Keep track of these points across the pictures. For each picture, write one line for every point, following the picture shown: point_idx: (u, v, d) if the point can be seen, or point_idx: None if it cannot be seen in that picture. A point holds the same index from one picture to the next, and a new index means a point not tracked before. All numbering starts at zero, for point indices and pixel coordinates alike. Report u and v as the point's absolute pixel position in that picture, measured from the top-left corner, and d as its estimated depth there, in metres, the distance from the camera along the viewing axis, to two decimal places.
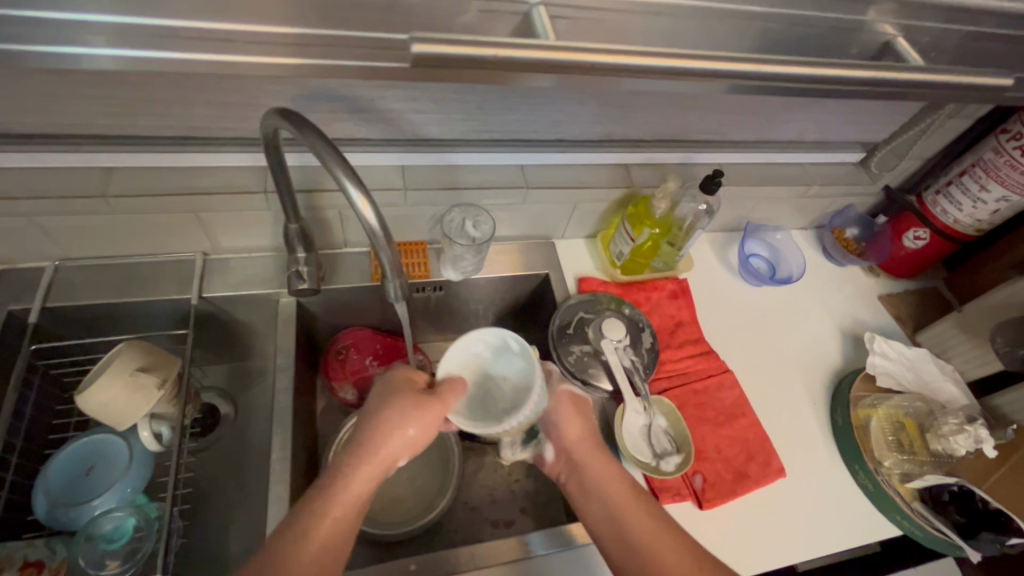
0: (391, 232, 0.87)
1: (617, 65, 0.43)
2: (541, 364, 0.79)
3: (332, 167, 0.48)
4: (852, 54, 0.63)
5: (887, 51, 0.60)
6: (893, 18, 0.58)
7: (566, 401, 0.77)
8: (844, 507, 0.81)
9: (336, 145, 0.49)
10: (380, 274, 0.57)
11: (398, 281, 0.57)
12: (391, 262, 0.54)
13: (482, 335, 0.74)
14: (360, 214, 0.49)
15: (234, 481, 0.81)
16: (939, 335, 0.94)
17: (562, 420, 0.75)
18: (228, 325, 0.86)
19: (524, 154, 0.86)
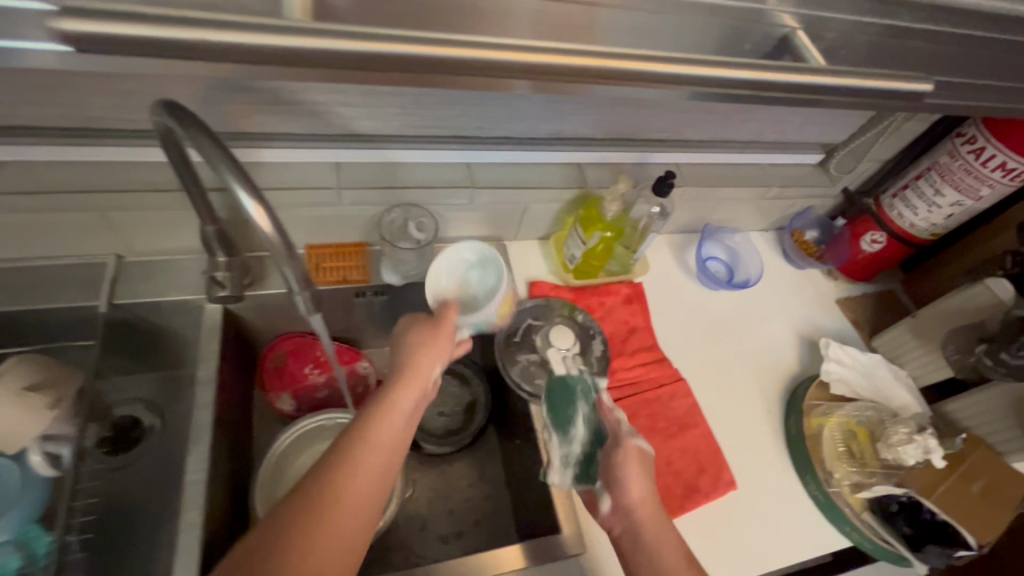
0: (327, 233, 0.81)
1: (521, 66, 0.42)
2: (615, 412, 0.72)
3: (223, 172, 0.43)
4: (745, 49, 0.59)
5: (785, 45, 0.56)
6: (792, 9, 0.56)
7: (638, 460, 0.67)
8: (798, 519, 0.79)
9: (227, 147, 0.44)
10: (286, 286, 0.54)
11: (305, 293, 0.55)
12: (294, 273, 0.51)
13: (451, 252, 0.79)
14: (255, 225, 0.45)
15: (151, 503, 0.75)
16: (893, 341, 0.93)
17: (630, 477, 0.65)
18: (147, 333, 0.79)
19: (470, 152, 0.81)
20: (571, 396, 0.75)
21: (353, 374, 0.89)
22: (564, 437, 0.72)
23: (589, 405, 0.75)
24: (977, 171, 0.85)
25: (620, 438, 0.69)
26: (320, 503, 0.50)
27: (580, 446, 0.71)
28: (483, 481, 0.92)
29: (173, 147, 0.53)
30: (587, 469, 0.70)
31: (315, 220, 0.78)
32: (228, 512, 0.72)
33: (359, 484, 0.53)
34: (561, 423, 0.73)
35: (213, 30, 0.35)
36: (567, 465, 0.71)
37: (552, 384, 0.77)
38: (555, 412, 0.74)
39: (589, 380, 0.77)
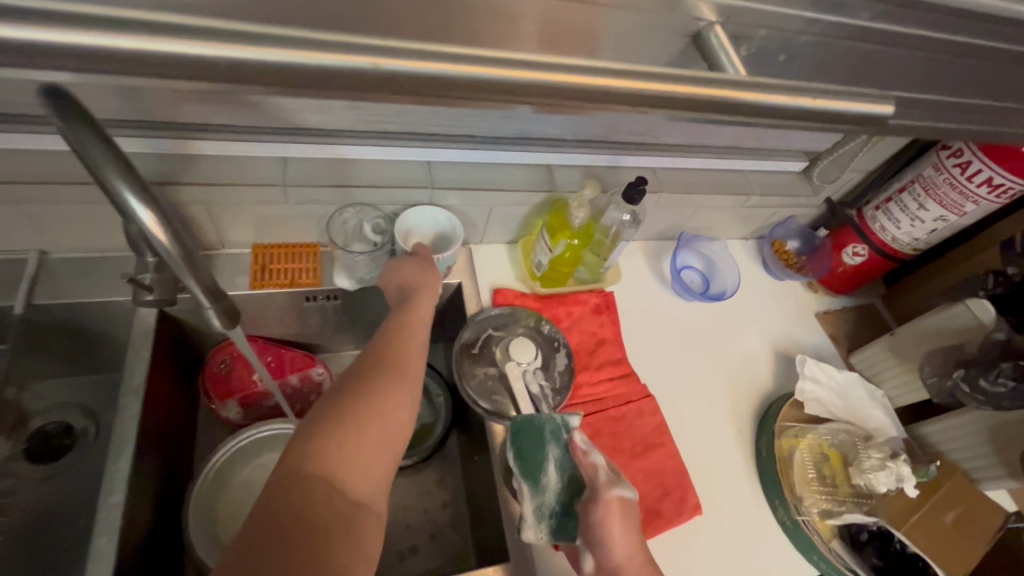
0: (275, 231, 0.76)
1: (451, 81, 0.34)
2: (590, 454, 0.65)
3: (111, 178, 0.40)
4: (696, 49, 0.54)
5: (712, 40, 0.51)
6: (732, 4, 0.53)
7: (618, 514, 0.60)
8: (765, 548, 0.75)
9: (123, 155, 0.41)
10: (194, 298, 0.51)
11: (218, 308, 0.53)
12: (198, 285, 0.49)
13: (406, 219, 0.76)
14: (151, 235, 0.43)
15: (82, 515, 0.72)
16: (870, 359, 0.89)
17: (610, 538, 0.59)
18: (77, 336, 0.74)
19: (429, 149, 0.76)
20: (540, 440, 0.68)
21: (304, 381, 0.84)
22: (536, 487, 0.66)
23: (561, 448, 0.68)
24: (962, 186, 0.81)
25: (597, 490, 0.62)
26: (382, 374, 0.58)
27: (554, 496, 0.65)
28: (442, 497, 0.87)
29: None
30: (563, 521, 0.64)
31: (260, 218, 0.73)
32: (151, 535, 0.66)
33: (409, 365, 0.61)
34: (531, 471, 0.67)
35: (31, 27, 0.27)
36: (541, 518, 0.65)
37: (517, 426, 0.70)
38: (524, 460, 0.68)
39: (559, 419, 0.70)
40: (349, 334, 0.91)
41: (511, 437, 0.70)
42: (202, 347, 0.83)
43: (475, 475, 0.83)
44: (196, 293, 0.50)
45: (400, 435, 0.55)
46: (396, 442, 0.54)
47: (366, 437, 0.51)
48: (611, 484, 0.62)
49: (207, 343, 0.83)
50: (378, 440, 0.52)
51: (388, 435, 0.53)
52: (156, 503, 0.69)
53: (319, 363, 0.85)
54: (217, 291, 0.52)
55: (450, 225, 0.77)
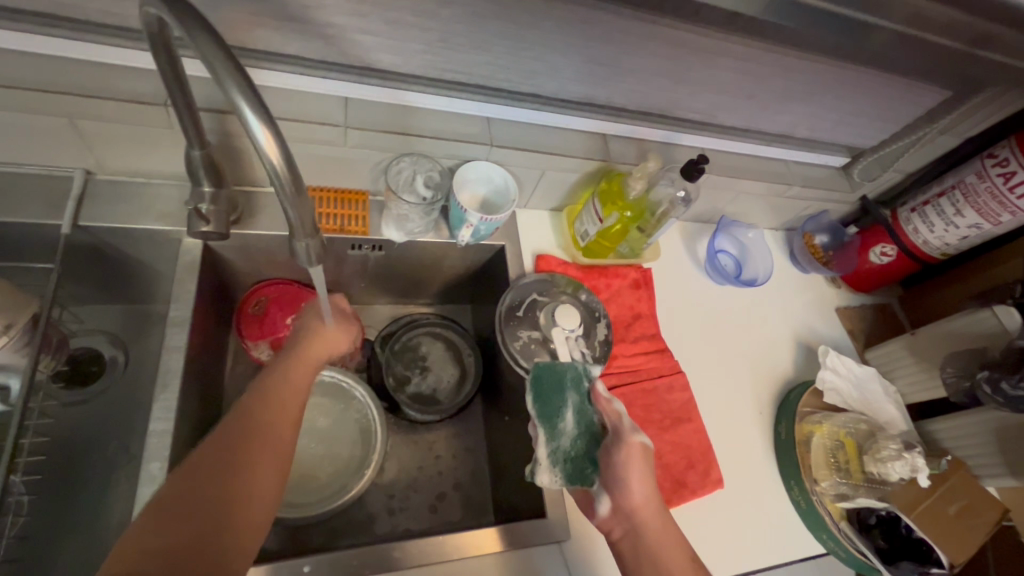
0: (329, 174, 0.74)
1: None
2: (612, 403, 0.66)
3: (226, 86, 0.40)
4: None
5: None
6: None
7: (638, 459, 0.62)
8: (778, 523, 0.80)
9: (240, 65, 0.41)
10: (288, 228, 0.50)
11: (312, 244, 0.52)
12: (297, 216, 0.48)
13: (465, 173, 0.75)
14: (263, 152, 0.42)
15: (117, 441, 0.72)
16: (888, 355, 0.93)
17: (630, 481, 0.61)
18: (118, 262, 0.72)
19: (492, 106, 0.74)
20: (561, 384, 0.69)
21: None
22: (552, 431, 0.66)
23: (580, 395, 0.68)
24: (1003, 196, 0.82)
25: (622, 436, 0.63)
26: (248, 416, 0.54)
27: (571, 440, 0.66)
28: (466, 453, 0.88)
29: (163, 51, 0.47)
30: (580, 466, 0.65)
31: (315, 159, 0.71)
32: None
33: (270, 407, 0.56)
34: (548, 416, 0.67)
35: None
36: (556, 461, 0.64)
37: (538, 370, 0.70)
38: (542, 402, 0.67)
39: (580, 367, 0.71)
40: (385, 288, 0.90)
41: (529, 381, 0.69)
42: (238, 287, 0.82)
43: (502, 434, 0.85)
44: (291, 226, 0.49)
45: (268, 485, 0.51)
46: (255, 494, 0.50)
47: (219, 485, 0.48)
48: (634, 431, 0.64)
49: (243, 282, 0.82)
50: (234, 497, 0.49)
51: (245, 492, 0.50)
52: (195, 435, 0.69)
53: None
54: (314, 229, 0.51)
55: (503, 183, 0.75)
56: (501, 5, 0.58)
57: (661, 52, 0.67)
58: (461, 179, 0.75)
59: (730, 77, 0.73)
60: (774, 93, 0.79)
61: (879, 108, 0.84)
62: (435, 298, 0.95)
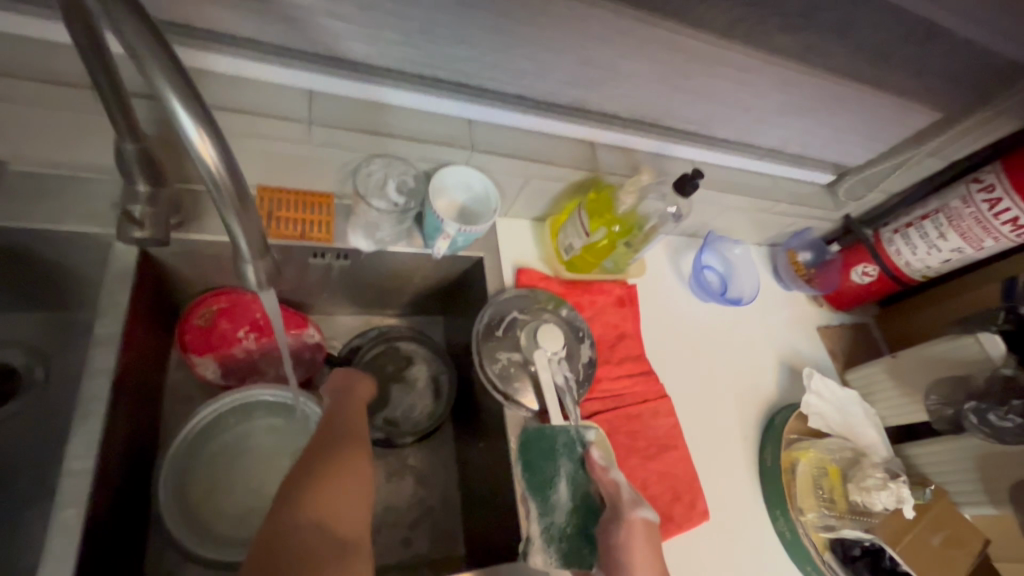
0: (291, 174, 0.67)
1: None
2: (607, 474, 0.61)
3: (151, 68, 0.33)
4: None
5: None
6: None
7: (642, 537, 0.56)
8: (763, 556, 0.76)
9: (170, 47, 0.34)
10: (234, 243, 0.43)
11: (260, 260, 0.45)
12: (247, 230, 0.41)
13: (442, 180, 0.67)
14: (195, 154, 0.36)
15: (30, 473, 0.62)
16: (869, 377, 0.92)
17: (633, 564, 0.54)
18: (36, 267, 0.62)
19: (474, 107, 0.68)
20: (551, 452, 0.64)
21: (261, 346, 0.75)
22: (545, 505, 0.62)
23: (574, 463, 0.64)
24: (988, 222, 0.81)
25: (621, 513, 0.57)
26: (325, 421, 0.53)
27: (564, 515, 0.61)
28: (437, 480, 0.82)
29: (83, 24, 0.39)
30: (576, 546, 0.60)
31: (275, 157, 0.63)
32: (114, 504, 0.57)
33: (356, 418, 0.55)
34: (540, 488, 0.63)
35: None
36: (550, 540, 0.61)
37: (527, 436, 0.66)
38: (532, 474, 0.64)
39: (573, 431, 0.65)
40: (351, 299, 0.83)
41: (518, 449, 0.66)
42: (184, 296, 0.73)
43: (474, 462, 0.78)
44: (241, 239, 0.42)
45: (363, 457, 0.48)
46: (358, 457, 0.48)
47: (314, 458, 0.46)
48: (635, 505, 0.58)
49: (189, 291, 0.73)
50: (355, 482, 0.45)
51: (363, 475, 0.46)
52: (123, 469, 0.60)
53: (310, 324, 0.77)
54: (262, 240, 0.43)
55: (484, 191, 0.68)
56: None
57: (659, 57, 0.63)
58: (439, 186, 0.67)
59: (728, 87, 0.70)
60: (771, 106, 0.75)
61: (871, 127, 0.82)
62: (406, 310, 0.88)
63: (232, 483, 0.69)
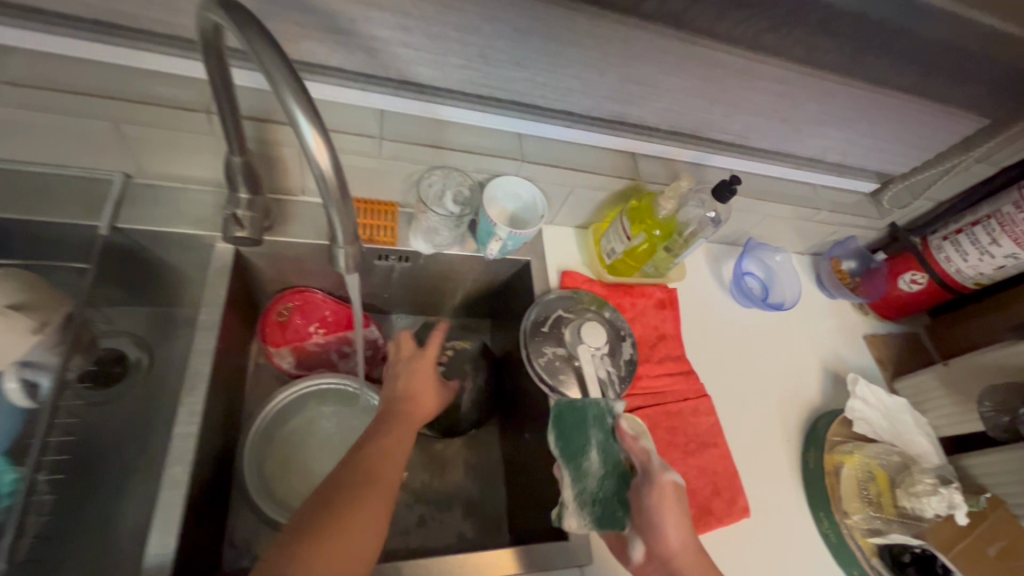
0: (361, 186, 0.75)
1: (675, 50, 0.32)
2: (638, 442, 0.64)
3: (282, 90, 0.41)
4: None
5: None
6: None
7: (672, 500, 0.58)
8: (807, 559, 0.76)
9: (291, 65, 0.41)
10: (329, 234, 0.51)
11: (350, 248, 0.52)
12: (341, 222, 0.49)
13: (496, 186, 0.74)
14: (312, 157, 0.43)
15: (136, 445, 0.68)
16: (919, 386, 0.91)
17: (663, 523, 0.57)
18: (147, 266, 0.72)
19: (524, 122, 0.75)
20: (583, 424, 0.68)
21: (334, 339, 0.82)
22: (577, 472, 0.65)
23: (604, 432, 0.67)
24: None
25: (653, 477, 0.60)
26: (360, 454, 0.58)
27: (597, 481, 0.64)
28: (482, 470, 0.86)
29: (215, 57, 0.48)
30: (609, 509, 0.63)
31: (351, 170, 0.72)
32: (210, 471, 0.66)
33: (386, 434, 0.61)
34: (573, 455, 0.66)
35: None
36: (583, 504, 0.63)
37: (560, 409, 0.69)
38: (565, 443, 0.67)
39: (603, 403, 0.69)
40: (407, 300, 0.90)
41: (552, 419, 0.69)
42: (265, 294, 0.83)
43: (520, 454, 0.83)
44: (334, 232, 0.50)
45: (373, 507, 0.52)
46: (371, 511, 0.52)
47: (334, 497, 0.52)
48: (664, 471, 0.60)
49: (270, 290, 0.82)
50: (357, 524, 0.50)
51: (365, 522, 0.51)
52: (215, 441, 0.68)
53: (371, 321, 0.84)
54: (353, 232, 0.51)
55: (531, 199, 0.74)
56: (541, 23, 0.59)
57: (698, 72, 0.67)
58: (491, 189, 0.74)
59: (765, 99, 0.73)
60: (809, 116, 0.78)
61: (912, 135, 0.83)
62: (457, 312, 0.95)
63: (302, 458, 0.77)
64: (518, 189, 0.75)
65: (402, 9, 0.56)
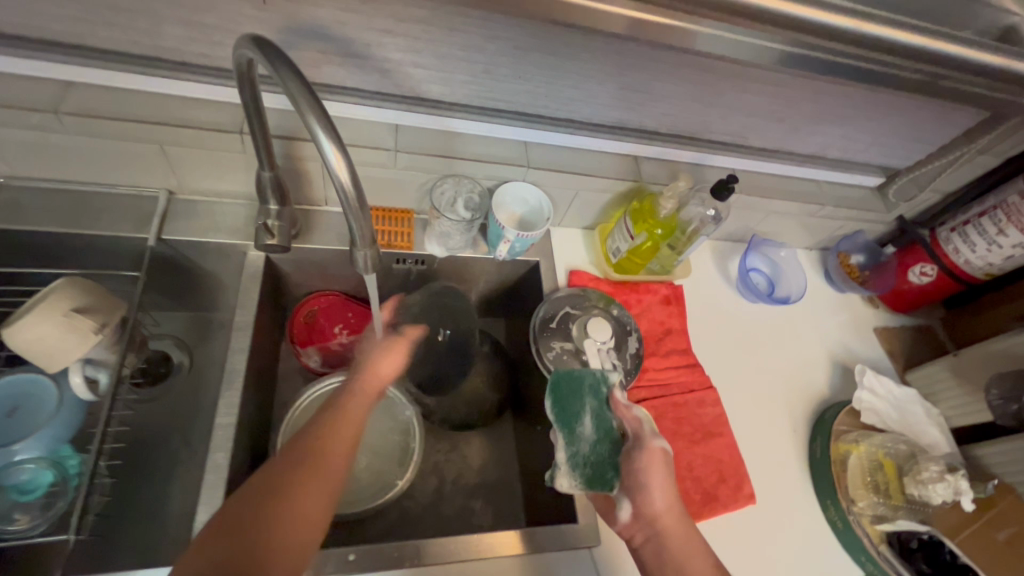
0: (379, 195, 0.81)
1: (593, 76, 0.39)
2: (635, 411, 0.68)
3: (306, 114, 0.47)
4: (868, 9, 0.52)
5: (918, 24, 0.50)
6: None
7: (660, 464, 0.63)
8: (815, 546, 0.78)
9: (313, 90, 0.47)
10: (350, 239, 0.56)
11: (368, 251, 0.57)
12: (360, 229, 0.54)
13: (502, 192, 0.80)
14: (332, 170, 0.48)
15: (179, 437, 0.75)
16: (927, 377, 0.91)
17: (651, 484, 0.62)
18: (189, 273, 0.79)
19: (529, 130, 0.80)
20: (578, 392, 0.72)
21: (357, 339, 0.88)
22: (571, 436, 0.69)
23: (599, 400, 0.71)
24: None
25: (643, 442, 0.65)
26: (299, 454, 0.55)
27: (590, 445, 0.68)
28: (498, 461, 0.91)
29: (247, 86, 0.54)
30: (599, 471, 0.66)
31: (370, 181, 0.78)
32: (247, 460, 0.72)
33: (318, 481, 0.54)
34: (567, 420, 0.70)
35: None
36: (575, 465, 0.67)
37: (558, 378, 0.74)
38: (561, 409, 0.71)
39: (599, 374, 0.74)
40: None
41: (550, 387, 0.73)
42: (293, 297, 0.89)
43: (533, 445, 0.87)
44: (352, 237, 0.55)
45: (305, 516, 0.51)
46: (302, 519, 0.51)
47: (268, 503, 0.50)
48: (654, 437, 0.65)
49: (298, 294, 0.89)
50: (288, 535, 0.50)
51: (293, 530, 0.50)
52: (251, 433, 0.74)
53: None
54: (371, 238, 0.56)
55: (538, 203, 0.80)
56: (539, 41, 0.63)
57: (692, 78, 0.71)
58: (501, 194, 0.80)
59: (760, 100, 0.76)
60: (805, 115, 0.81)
61: (912, 129, 0.85)
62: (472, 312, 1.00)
63: None
64: (527, 192, 0.80)
65: (412, 33, 0.61)
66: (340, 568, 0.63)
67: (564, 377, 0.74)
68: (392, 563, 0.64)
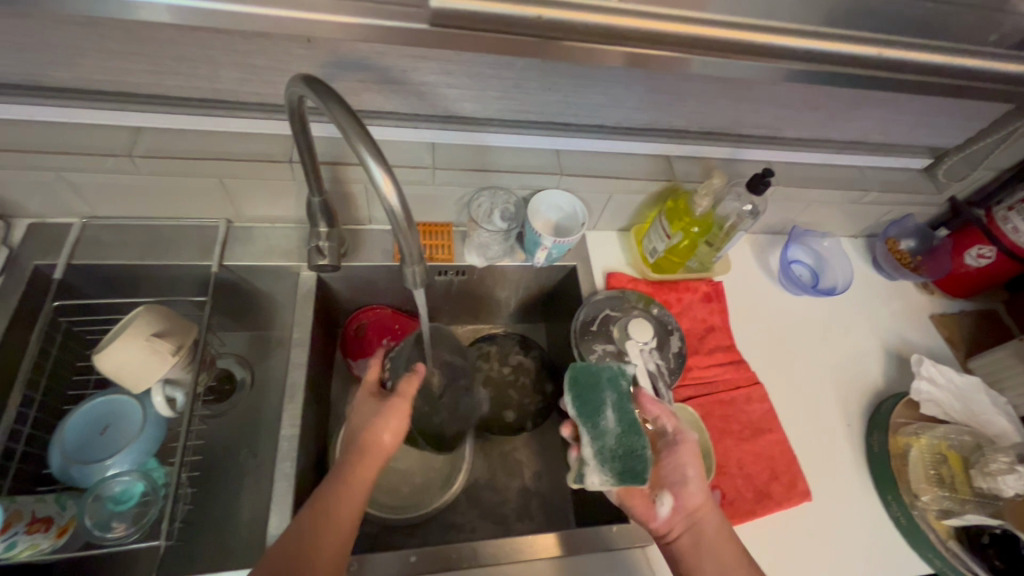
0: (419, 211, 0.85)
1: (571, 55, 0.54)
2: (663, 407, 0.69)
3: (356, 143, 0.50)
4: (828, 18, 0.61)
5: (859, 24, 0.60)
6: None
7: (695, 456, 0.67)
8: (878, 542, 0.76)
9: (359, 120, 0.50)
10: (400, 258, 0.59)
11: (416, 267, 0.60)
12: (409, 248, 0.57)
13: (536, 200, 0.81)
14: (382, 194, 0.51)
15: (247, 447, 0.80)
16: (995, 364, 0.87)
17: (692, 476, 0.66)
18: (249, 294, 0.85)
19: (560, 138, 0.81)
20: (598, 384, 0.68)
21: None
22: (596, 430, 0.65)
23: (620, 393, 0.68)
24: None
25: (681, 437, 0.68)
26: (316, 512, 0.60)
27: (616, 439, 0.64)
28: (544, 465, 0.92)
29: (298, 122, 0.58)
30: (627, 463, 0.62)
31: (410, 198, 0.81)
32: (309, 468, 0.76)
33: (328, 544, 0.58)
34: (589, 415, 0.66)
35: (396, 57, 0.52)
36: (603, 460, 0.63)
37: (575, 371, 0.69)
38: (582, 403, 0.67)
39: (616, 366, 0.70)
40: (465, 311, 0.99)
41: (567, 380, 0.69)
42: (343, 312, 0.94)
43: None
44: (402, 256, 0.58)
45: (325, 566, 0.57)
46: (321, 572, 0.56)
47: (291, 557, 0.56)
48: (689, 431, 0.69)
49: (347, 309, 0.93)
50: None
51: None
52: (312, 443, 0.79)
53: None
54: (419, 257, 0.59)
55: (573, 209, 0.81)
56: None
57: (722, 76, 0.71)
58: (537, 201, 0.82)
59: (794, 92, 0.75)
60: (843, 102, 0.79)
61: (959, 108, 0.81)
62: (512, 318, 1.02)
63: None
64: (560, 200, 0.82)
65: (445, 58, 0.64)
66: (402, 569, 0.66)
67: (584, 369, 0.70)
68: (450, 564, 0.67)
